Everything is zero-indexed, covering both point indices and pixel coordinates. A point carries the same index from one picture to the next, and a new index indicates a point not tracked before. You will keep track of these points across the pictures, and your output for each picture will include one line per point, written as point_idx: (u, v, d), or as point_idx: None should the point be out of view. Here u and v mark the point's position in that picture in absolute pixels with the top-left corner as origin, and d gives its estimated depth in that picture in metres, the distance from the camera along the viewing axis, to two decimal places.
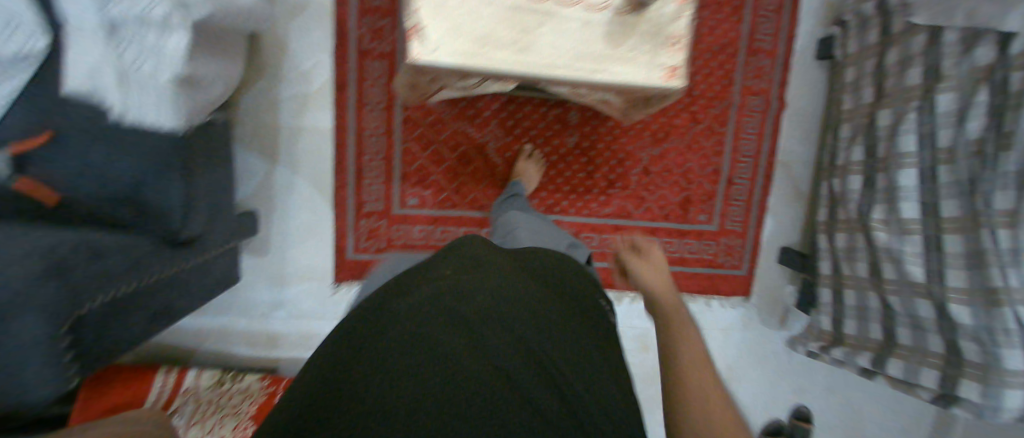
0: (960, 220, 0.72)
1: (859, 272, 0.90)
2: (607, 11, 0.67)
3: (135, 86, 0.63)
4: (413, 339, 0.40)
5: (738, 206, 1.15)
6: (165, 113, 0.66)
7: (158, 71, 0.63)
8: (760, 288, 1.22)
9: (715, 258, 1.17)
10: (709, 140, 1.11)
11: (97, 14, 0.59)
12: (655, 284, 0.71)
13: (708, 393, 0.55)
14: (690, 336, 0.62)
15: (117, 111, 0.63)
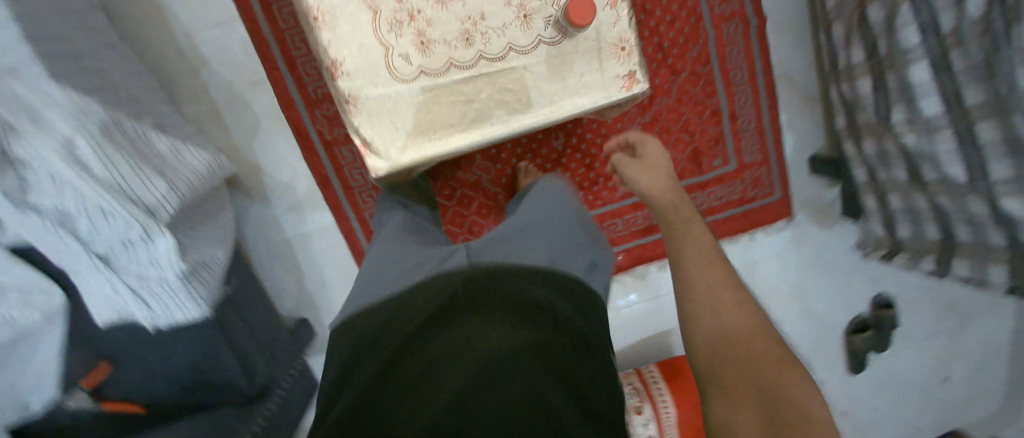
0: (987, 106, 0.67)
1: (898, 177, 0.85)
2: (540, 48, 0.64)
3: (152, 296, 0.70)
4: (438, 391, 0.46)
5: (750, 137, 1.08)
6: (189, 306, 0.72)
7: (163, 276, 0.69)
8: (802, 204, 1.15)
9: (745, 196, 1.12)
10: (698, 84, 1.03)
11: (89, 257, 0.64)
12: (650, 181, 0.65)
13: (720, 295, 0.53)
14: (694, 229, 0.60)
15: (152, 320, 0.71)
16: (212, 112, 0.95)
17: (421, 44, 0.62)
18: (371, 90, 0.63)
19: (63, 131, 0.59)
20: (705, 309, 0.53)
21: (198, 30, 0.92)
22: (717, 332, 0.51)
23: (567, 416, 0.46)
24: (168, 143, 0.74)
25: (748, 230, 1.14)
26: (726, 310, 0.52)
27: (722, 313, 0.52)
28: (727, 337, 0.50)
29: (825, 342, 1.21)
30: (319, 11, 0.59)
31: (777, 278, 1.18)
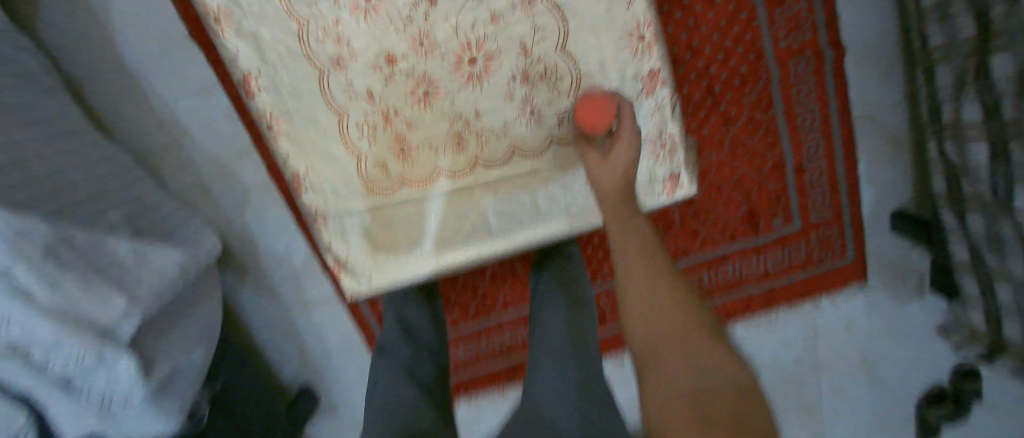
0: None
1: (1014, 268, 0.65)
2: (549, 150, 0.58)
3: (119, 414, 0.64)
4: None
5: (820, 192, 0.90)
6: (160, 420, 0.68)
7: (129, 397, 0.63)
8: (879, 264, 0.96)
9: (810, 258, 0.93)
10: (755, 134, 0.86)
11: (43, 386, 0.56)
12: (607, 177, 0.49)
13: (653, 295, 0.39)
14: (633, 229, 0.44)
15: (121, 436, 0.66)
16: (197, 186, 0.86)
17: (402, 152, 0.54)
18: (344, 206, 0.54)
19: (0, 263, 0.49)
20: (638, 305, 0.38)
21: (174, 100, 0.82)
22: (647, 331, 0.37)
23: None
24: (133, 246, 0.67)
25: (810, 296, 0.97)
26: (662, 313, 0.38)
27: (657, 309, 0.38)
28: (659, 339, 0.36)
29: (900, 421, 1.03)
30: (275, 117, 0.51)
31: (839, 346, 1.00)
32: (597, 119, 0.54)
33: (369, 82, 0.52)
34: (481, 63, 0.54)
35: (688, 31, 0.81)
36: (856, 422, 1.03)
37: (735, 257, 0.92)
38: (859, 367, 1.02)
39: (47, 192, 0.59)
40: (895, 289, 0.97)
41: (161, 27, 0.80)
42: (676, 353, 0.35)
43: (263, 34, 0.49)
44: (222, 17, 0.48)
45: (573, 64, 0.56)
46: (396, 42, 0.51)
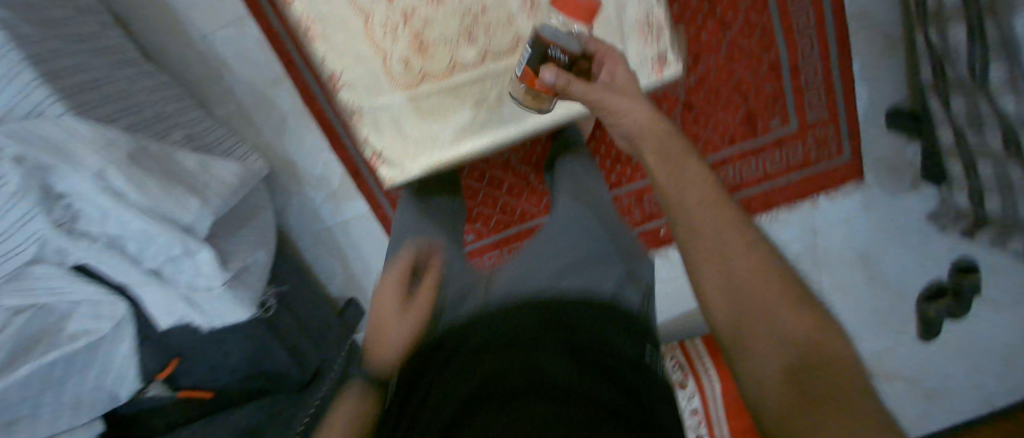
0: None
1: (992, 144, 0.70)
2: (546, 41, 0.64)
3: (206, 300, 0.78)
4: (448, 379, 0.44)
5: (816, 91, 0.95)
6: (239, 307, 0.81)
7: (210, 284, 0.76)
8: (876, 162, 1.01)
9: (807, 158, 0.99)
10: (752, 35, 0.91)
11: (142, 271, 0.71)
12: (635, 121, 0.54)
13: (727, 244, 0.45)
14: (693, 173, 0.49)
15: (208, 320, 0.80)
16: (240, 113, 0.96)
17: (420, 47, 0.61)
18: (373, 99, 0.61)
19: (94, 163, 0.61)
20: (716, 267, 0.44)
21: (210, 34, 0.90)
22: (739, 290, 0.43)
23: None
24: (194, 158, 0.77)
25: (807, 195, 1.03)
26: (746, 270, 0.43)
27: (742, 266, 0.44)
28: (747, 297, 0.42)
29: (891, 307, 1.12)
30: (310, 18, 0.57)
31: (841, 243, 1.08)
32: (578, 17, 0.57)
33: None
34: None
35: None
36: (852, 311, 1.12)
37: (734, 158, 0.99)
38: (857, 261, 1.09)
39: (124, 111, 0.71)
40: (891, 185, 1.03)
41: None
42: (767, 313, 0.42)
43: None
44: None
45: None
46: None
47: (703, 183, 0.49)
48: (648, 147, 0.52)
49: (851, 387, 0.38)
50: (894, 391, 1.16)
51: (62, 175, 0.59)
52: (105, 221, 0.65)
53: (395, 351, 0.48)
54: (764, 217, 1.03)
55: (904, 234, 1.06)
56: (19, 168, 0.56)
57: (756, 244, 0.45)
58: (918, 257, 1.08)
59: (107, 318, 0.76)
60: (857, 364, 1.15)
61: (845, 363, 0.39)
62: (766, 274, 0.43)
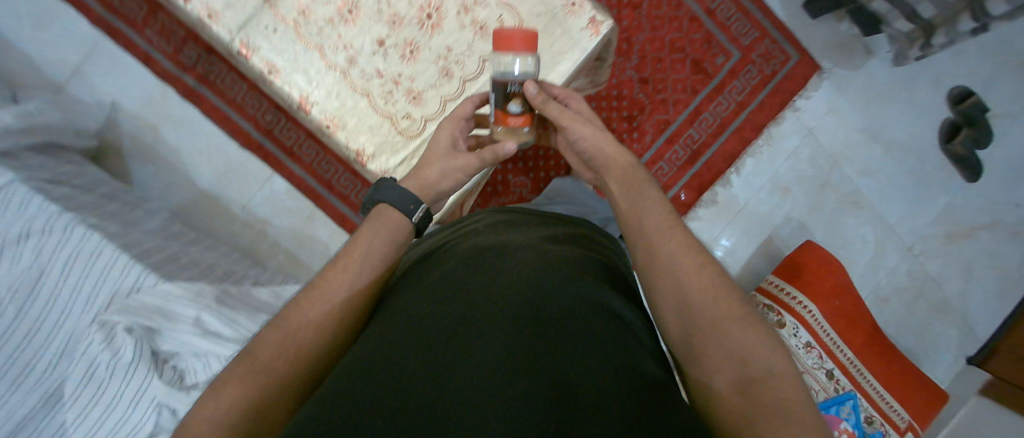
0: None
1: None
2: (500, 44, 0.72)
3: None
4: (460, 260, 0.49)
5: (737, 21, 1.11)
6: None
7: None
8: (825, 50, 1.12)
9: (764, 74, 1.12)
10: (662, 6, 1.10)
11: None
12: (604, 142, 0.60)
13: (681, 259, 0.47)
14: (652, 200, 0.54)
15: None
16: (288, 258, 1.08)
17: (415, 99, 0.72)
18: (396, 157, 0.72)
19: (191, 312, 0.71)
20: (668, 280, 0.46)
21: (248, 200, 1.07)
22: (693, 303, 0.44)
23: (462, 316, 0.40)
24: (266, 289, 0.87)
25: (786, 104, 1.12)
26: (698, 289, 0.45)
27: (693, 280, 0.45)
28: (698, 312, 0.44)
29: (928, 167, 1.13)
30: (329, 119, 0.71)
31: (838, 131, 1.13)
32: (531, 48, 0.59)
33: (374, 62, 0.71)
34: (434, 14, 0.71)
35: None
36: (892, 189, 1.14)
37: (704, 102, 1.12)
38: (865, 139, 1.13)
39: (205, 274, 0.82)
40: (850, 62, 1.12)
41: (221, 150, 1.06)
42: (717, 326, 0.43)
43: (302, 68, 0.70)
44: (272, 70, 0.70)
45: None
46: (380, 29, 0.71)
47: (659, 208, 0.53)
48: (613, 176, 0.58)
49: (789, 405, 0.38)
50: (985, 243, 1.12)
51: (166, 333, 0.69)
52: (208, 365, 0.68)
53: (436, 184, 0.59)
54: (730, 171, 1.13)
55: (891, 95, 1.12)
56: (131, 336, 0.65)
57: (707, 266, 0.47)
58: (916, 110, 1.12)
59: None
60: (932, 236, 1.13)
61: (784, 378, 0.40)
62: (718, 293, 0.45)
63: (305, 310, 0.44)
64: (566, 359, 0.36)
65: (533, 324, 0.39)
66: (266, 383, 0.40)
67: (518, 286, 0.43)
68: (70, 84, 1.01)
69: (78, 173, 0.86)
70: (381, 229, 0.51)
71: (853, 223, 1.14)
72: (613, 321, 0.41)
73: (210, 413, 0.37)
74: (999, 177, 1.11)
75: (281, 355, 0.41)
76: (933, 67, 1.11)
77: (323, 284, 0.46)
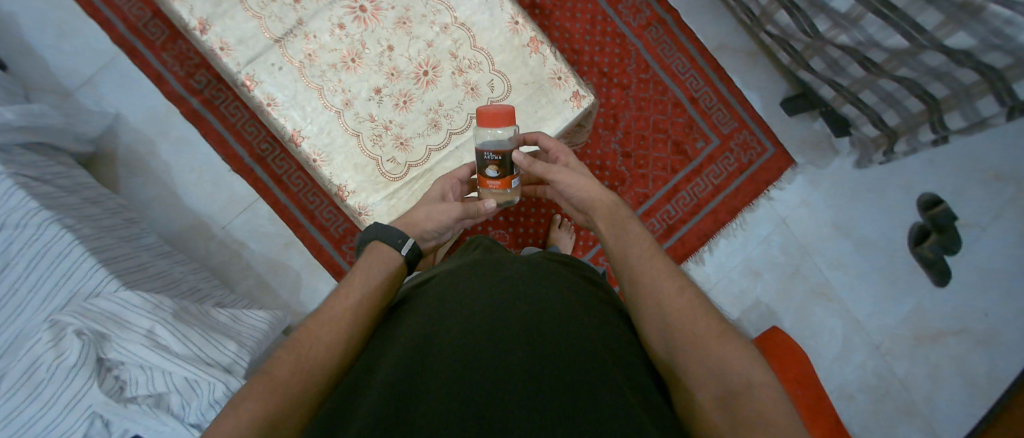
0: None
1: (858, 73, 0.94)
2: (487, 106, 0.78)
3: None
4: (453, 293, 0.53)
5: (718, 111, 1.19)
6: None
7: None
8: (799, 146, 1.19)
9: (741, 161, 1.18)
10: (649, 89, 1.18)
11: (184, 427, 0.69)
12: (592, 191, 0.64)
13: (664, 286, 0.51)
14: (635, 234, 0.58)
15: None
16: (258, 284, 1.08)
17: (402, 145, 0.76)
18: (376, 195, 0.76)
19: (144, 324, 0.70)
20: (652, 305, 0.50)
21: (229, 221, 1.08)
22: (673, 324, 0.48)
23: (451, 358, 0.44)
24: (227, 312, 0.86)
25: (761, 192, 1.18)
26: (678, 307, 0.49)
27: (674, 303, 0.50)
28: (679, 334, 0.47)
29: (895, 267, 1.17)
30: (316, 153, 0.75)
31: (810, 222, 1.18)
32: (504, 122, 0.64)
33: (368, 108, 0.76)
34: (430, 71, 0.77)
35: (569, 42, 1.16)
36: (860, 286, 1.17)
37: (684, 181, 1.17)
38: (836, 233, 1.18)
39: (168, 290, 0.83)
40: (822, 159, 1.19)
41: (211, 170, 1.08)
42: (697, 342, 0.46)
43: (300, 104, 0.75)
44: (270, 103, 0.74)
45: (486, 54, 0.77)
46: (378, 78, 0.76)
47: (642, 242, 0.57)
48: (599, 215, 0.63)
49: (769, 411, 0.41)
50: (952, 349, 1.14)
51: (114, 340, 0.68)
52: (151, 378, 0.69)
53: (421, 224, 0.64)
54: (703, 249, 1.16)
55: (861, 195, 1.18)
56: (81, 341, 0.66)
57: (685, 289, 0.51)
58: (884, 212, 1.18)
59: None
60: (901, 337, 1.15)
61: (765, 390, 0.43)
62: (695, 313, 0.48)
63: (316, 333, 0.49)
64: (557, 375, 0.42)
65: (514, 366, 0.43)
66: (288, 399, 0.45)
67: (503, 329, 0.47)
68: (79, 92, 1.05)
69: (66, 174, 0.88)
70: (374, 265, 0.56)
71: (823, 313, 1.16)
72: (598, 339, 0.47)
73: (239, 425, 0.42)
74: (964, 285, 1.15)
75: (298, 372, 0.46)
76: (900, 174, 1.18)
77: (331, 311, 0.52)
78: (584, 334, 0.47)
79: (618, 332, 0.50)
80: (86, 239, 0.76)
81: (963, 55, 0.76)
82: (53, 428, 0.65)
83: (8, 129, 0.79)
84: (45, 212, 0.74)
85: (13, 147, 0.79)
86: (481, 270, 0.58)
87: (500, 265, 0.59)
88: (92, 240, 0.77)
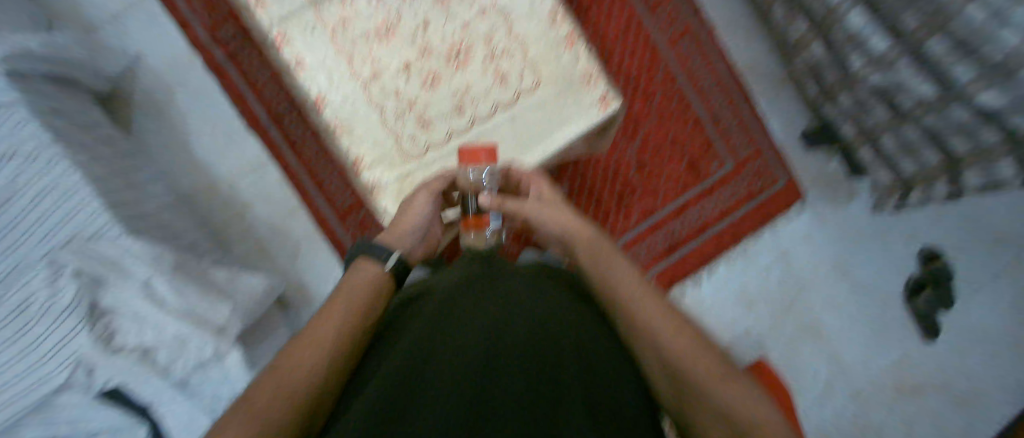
0: (924, 26, 0.75)
1: (882, 116, 0.94)
2: (515, 98, 0.77)
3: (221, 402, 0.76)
4: (442, 313, 0.53)
5: (737, 135, 1.19)
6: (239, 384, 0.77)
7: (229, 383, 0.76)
8: (811, 181, 1.20)
9: (752, 188, 1.18)
10: (672, 103, 1.18)
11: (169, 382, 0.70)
12: (565, 225, 0.64)
13: (661, 323, 0.51)
14: (614, 266, 0.59)
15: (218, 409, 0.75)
16: (258, 245, 1.07)
17: (423, 125, 0.76)
18: (391, 172, 0.76)
19: (142, 274, 0.70)
20: (648, 342, 0.50)
21: (236, 179, 1.07)
22: (672, 362, 0.48)
23: (438, 382, 0.43)
24: (224, 270, 0.85)
25: (768, 220, 1.18)
26: (673, 348, 0.48)
27: (672, 342, 0.49)
28: (680, 371, 0.47)
29: (888, 312, 1.18)
30: (338, 121, 0.74)
31: (811, 257, 1.18)
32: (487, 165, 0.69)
33: (396, 82, 0.76)
34: (463, 54, 0.76)
35: (599, 45, 1.16)
36: (851, 328, 1.17)
37: (693, 200, 1.17)
38: (835, 271, 1.19)
39: (167, 242, 0.83)
40: (831, 197, 1.19)
41: (226, 125, 1.08)
42: (698, 381, 0.46)
43: (328, 69, 0.74)
44: (298, 63, 0.73)
45: (522, 44, 0.77)
46: (410, 55, 0.76)
47: (627, 276, 0.57)
48: (581, 249, 0.62)
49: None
50: (931, 403, 1.15)
51: (110, 288, 0.67)
52: (142, 330, 0.68)
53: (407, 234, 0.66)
54: (703, 269, 1.16)
55: (866, 237, 1.19)
56: (75, 282, 0.64)
57: (680, 326, 0.51)
58: (884, 256, 1.19)
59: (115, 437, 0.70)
60: (884, 384, 1.16)
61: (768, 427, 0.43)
62: (695, 349, 0.48)
63: (300, 352, 0.49)
64: (549, 392, 0.42)
65: (501, 389, 0.42)
66: (268, 416, 0.44)
67: (490, 352, 0.46)
68: (104, 28, 1.04)
69: (80, 109, 0.86)
70: (359, 282, 0.57)
71: (811, 349, 1.16)
72: (590, 363, 0.47)
73: None
74: (952, 341, 1.16)
75: (280, 396, 0.45)
76: (905, 223, 1.19)
77: (313, 332, 0.51)
78: (577, 355, 0.47)
79: (615, 361, 0.50)
80: (92, 182, 0.75)
81: (989, 115, 0.76)
82: (34, 369, 0.63)
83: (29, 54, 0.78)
84: (54, 147, 0.73)
85: (33, 74, 0.78)
86: (470, 287, 0.58)
87: (489, 283, 0.58)
88: (99, 182, 0.76)
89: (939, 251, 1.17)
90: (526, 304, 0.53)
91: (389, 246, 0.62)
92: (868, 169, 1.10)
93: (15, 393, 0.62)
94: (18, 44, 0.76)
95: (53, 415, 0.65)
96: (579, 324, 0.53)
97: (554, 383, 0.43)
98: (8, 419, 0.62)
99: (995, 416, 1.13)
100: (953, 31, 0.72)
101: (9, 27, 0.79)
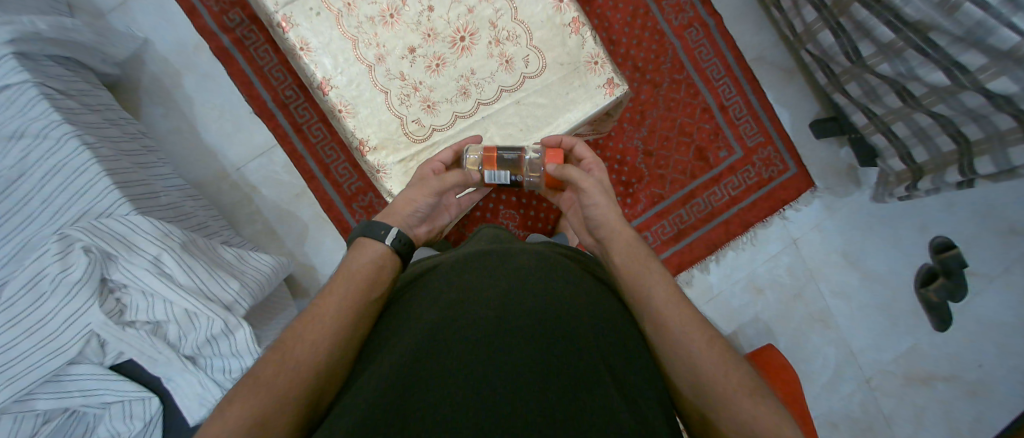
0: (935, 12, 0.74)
1: (893, 103, 0.93)
2: (518, 82, 0.77)
3: (227, 378, 0.74)
4: (456, 291, 0.52)
5: (746, 123, 1.18)
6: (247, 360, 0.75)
7: (235, 361, 0.74)
8: (822, 171, 1.18)
9: (761, 177, 1.17)
10: (680, 91, 1.16)
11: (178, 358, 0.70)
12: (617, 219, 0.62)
13: (694, 333, 0.50)
14: (651, 268, 0.57)
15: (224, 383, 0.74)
16: (265, 229, 1.08)
17: (429, 108, 0.76)
18: (396, 155, 0.76)
19: (152, 250, 0.70)
20: (679, 353, 0.49)
21: (243, 164, 1.08)
22: (703, 376, 0.47)
23: (450, 360, 0.43)
24: (232, 251, 0.86)
25: (776, 210, 1.17)
26: (707, 359, 0.48)
27: (702, 352, 0.48)
28: (703, 382, 0.47)
29: (897, 303, 1.16)
30: (342, 104, 0.74)
31: (819, 246, 1.17)
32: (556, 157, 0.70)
33: (400, 66, 0.75)
34: (467, 38, 0.76)
35: (607, 31, 1.15)
36: (859, 319, 1.16)
37: (700, 189, 1.16)
38: (844, 261, 1.17)
39: (177, 221, 0.84)
40: (841, 187, 1.18)
41: (233, 111, 1.08)
42: (727, 398, 0.45)
43: (333, 53, 0.74)
44: (303, 47, 0.73)
45: (526, 28, 0.76)
46: (414, 38, 0.75)
47: (662, 280, 0.55)
48: (617, 244, 0.60)
49: None
50: (940, 395, 1.13)
51: (120, 263, 0.68)
52: (152, 306, 0.70)
53: (407, 215, 0.64)
54: (710, 259, 1.15)
55: (875, 228, 1.17)
56: (86, 257, 0.66)
57: (715, 339, 0.50)
58: (893, 247, 1.17)
59: (123, 411, 0.70)
60: (891, 374, 1.14)
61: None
62: (728, 363, 0.48)
63: (306, 329, 0.49)
64: (562, 374, 0.42)
65: (515, 369, 0.41)
66: (276, 398, 0.44)
67: (503, 331, 0.45)
68: (113, 14, 1.04)
69: (90, 92, 0.87)
70: (367, 256, 0.57)
71: (817, 339, 1.15)
72: (602, 344, 0.47)
73: (227, 425, 0.42)
74: (962, 333, 1.14)
75: (289, 366, 0.46)
76: (917, 212, 1.17)
77: (320, 307, 0.52)
78: (592, 338, 0.47)
79: (630, 343, 0.50)
80: (103, 159, 0.76)
81: (1003, 100, 0.75)
82: (48, 342, 0.64)
83: (40, 39, 0.79)
84: (66, 126, 0.74)
85: (42, 58, 0.79)
86: (482, 264, 0.57)
87: (499, 260, 0.57)
88: (109, 161, 0.77)
89: (951, 241, 1.15)
90: (535, 281, 0.52)
91: (389, 223, 0.61)
92: (881, 156, 1.07)
93: (29, 365, 0.64)
94: (24, 25, 0.75)
95: (66, 387, 0.67)
96: (590, 302, 0.52)
97: (567, 363, 0.43)
98: (20, 392, 0.64)
99: (1007, 409, 1.11)
100: (965, 13, 0.70)
101: (23, 9, 0.81)
